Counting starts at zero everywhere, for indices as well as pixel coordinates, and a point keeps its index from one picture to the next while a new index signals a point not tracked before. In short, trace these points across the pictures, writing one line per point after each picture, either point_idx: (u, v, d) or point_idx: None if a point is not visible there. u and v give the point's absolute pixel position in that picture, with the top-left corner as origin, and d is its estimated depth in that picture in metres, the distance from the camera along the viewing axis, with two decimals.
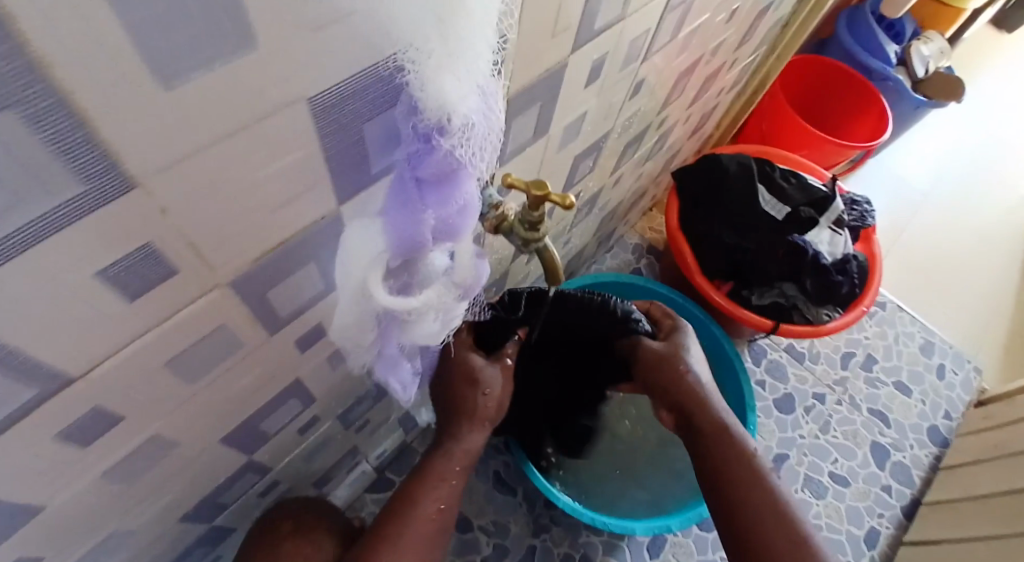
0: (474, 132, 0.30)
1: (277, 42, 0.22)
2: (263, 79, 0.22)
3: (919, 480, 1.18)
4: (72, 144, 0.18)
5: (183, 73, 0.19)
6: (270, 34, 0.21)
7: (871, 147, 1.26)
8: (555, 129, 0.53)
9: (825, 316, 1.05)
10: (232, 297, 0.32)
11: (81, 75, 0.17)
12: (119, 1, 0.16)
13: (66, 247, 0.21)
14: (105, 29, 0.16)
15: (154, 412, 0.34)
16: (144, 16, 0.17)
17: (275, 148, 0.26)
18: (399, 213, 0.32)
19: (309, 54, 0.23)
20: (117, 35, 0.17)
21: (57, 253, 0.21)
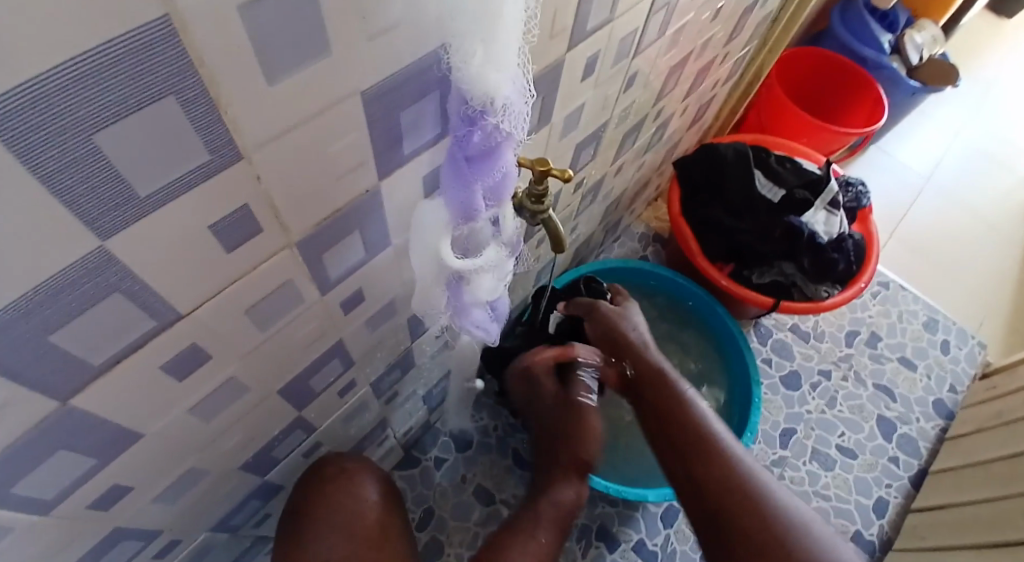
0: (512, 113, 0.36)
1: (343, 48, 0.29)
2: (332, 76, 0.30)
3: (926, 451, 1.22)
4: (206, 122, 0.26)
5: (279, 70, 0.27)
6: (339, 41, 0.28)
7: (868, 133, 1.31)
8: (557, 119, 0.60)
9: (824, 293, 1.10)
10: (297, 256, 0.39)
11: (219, 71, 0.24)
12: (247, 19, 0.23)
13: (192, 203, 0.29)
14: (238, 39, 0.24)
15: (233, 355, 0.42)
16: (260, 28, 0.24)
17: (337, 132, 0.34)
18: (457, 184, 0.40)
19: (366, 57, 0.31)
20: (244, 43, 0.24)
21: (186, 207, 0.29)
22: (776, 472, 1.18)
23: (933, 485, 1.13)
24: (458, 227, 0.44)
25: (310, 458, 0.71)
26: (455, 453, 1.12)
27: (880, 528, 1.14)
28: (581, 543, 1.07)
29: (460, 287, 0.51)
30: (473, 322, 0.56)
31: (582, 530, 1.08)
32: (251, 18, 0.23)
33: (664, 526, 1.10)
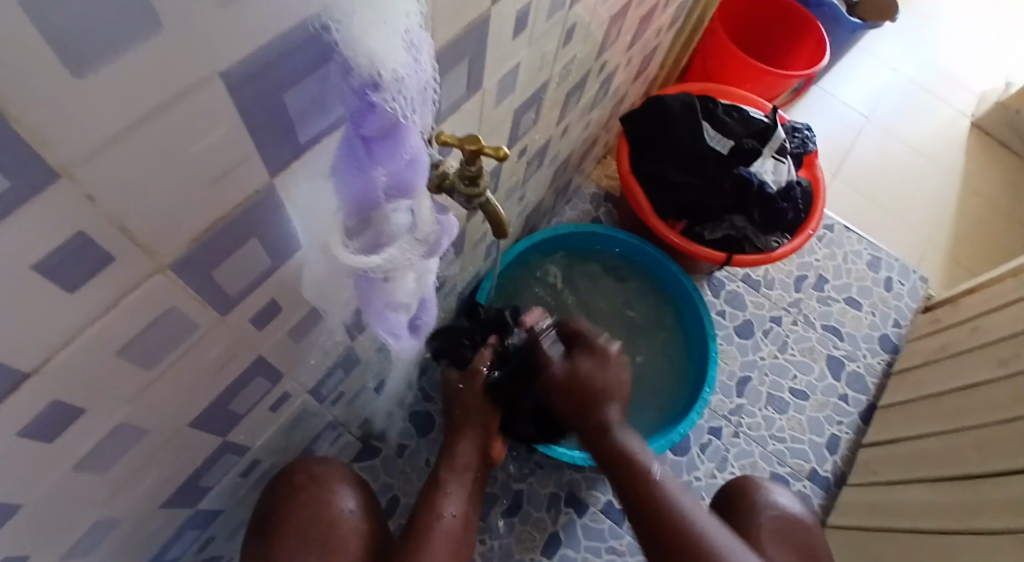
0: (407, 86, 0.30)
1: (185, 26, 0.22)
2: (174, 61, 0.23)
3: (873, 387, 1.27)
4: None
5: (92, 58, 0.19)
6: (176, 15, 0.21)
7: (811, 75, 1.29)
8: (490, 84, 0.54)
9: (774, 243, 1.09)
10: (177, 279, 0.32)
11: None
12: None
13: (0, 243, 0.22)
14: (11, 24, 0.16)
15: (119, 399, 0.35)
16: (46, 7, 0.17)
17: (198, 128, 0.26)
18: (351, 172, 0.33)
19: (221, 32, 0.24)
20: (25, 29, 0.17)
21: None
22: (733, 421, 1.20)
23: (883, 421, 1.19)
24: (355, 219, 0.37)
25: (249, 474, 0.65)
26: (416, 437, 1.07)
27: (833, 463, 1.19)
28: (551, 512, 1.06)
29: (370, 287, 0.43)
30: (392, 323, 0.49)
31: (551, 499, 1.07)
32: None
33: None
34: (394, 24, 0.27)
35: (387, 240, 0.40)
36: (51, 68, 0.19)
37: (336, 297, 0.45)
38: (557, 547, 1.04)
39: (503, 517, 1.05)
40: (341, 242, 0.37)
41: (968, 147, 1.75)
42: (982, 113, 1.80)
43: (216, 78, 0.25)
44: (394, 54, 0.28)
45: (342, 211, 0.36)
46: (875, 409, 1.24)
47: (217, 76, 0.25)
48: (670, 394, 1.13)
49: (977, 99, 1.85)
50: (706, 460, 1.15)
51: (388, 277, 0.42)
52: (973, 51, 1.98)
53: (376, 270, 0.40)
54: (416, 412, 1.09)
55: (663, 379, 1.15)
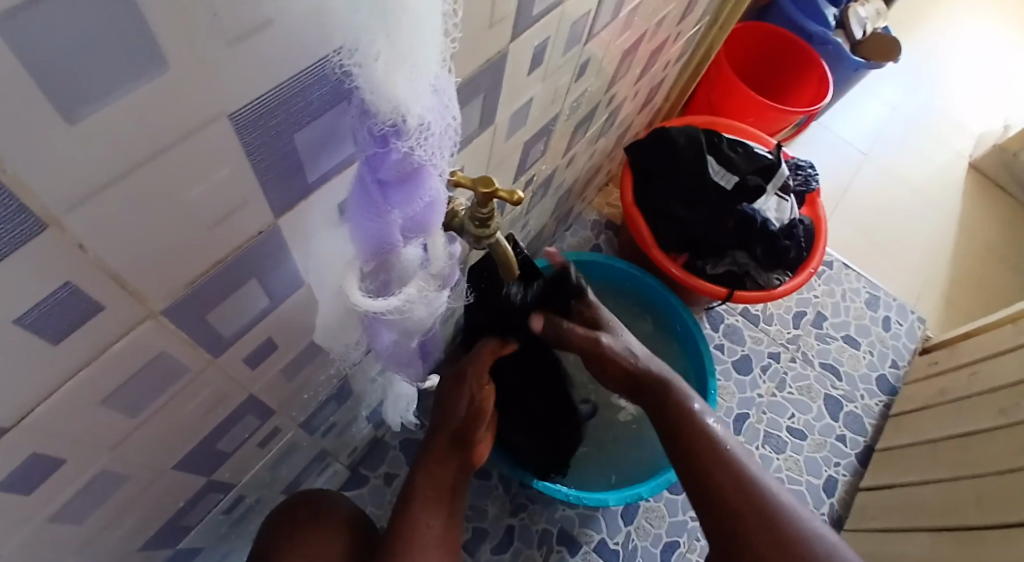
0: (432, 131, 0.28)
1: (186, 72, 0.20)
2: (178, 104, 0.21)
3: (870, 429, 1.26)
4: None
5: (87, 104, 0.18)
6: (180, 58, 0.19)
7: (812, 112, 1.29)
8: (502, 118, 0.52)
9: (775, 280, 1.09)
10: (168, 324, 0.30)
11: None
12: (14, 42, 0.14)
13: None
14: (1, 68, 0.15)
15: (99, 447, 0.33)
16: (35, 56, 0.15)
17: (199, 171, 0.24)
18: (366, 216, 0.32)
19: (229, 73, 0.22)
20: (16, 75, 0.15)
21: None
22: None
23: (880, 465, 1.17)
24: (371, 262, 0.36)
25: (232, 511, 0.62)
26: (406, 466, 1.03)
27: (830, 508, 1.16)
28: (542, 549, 1.02)
29: (380, 326, 0.42)
30: (402, 357, 0.47)
31: (542, 535, 1.03)
32: (23, 41, 0.15)
33: (624, 523, 1.06)
34: (428, 71, 0.25)
35: (398, 282, 0.39)
36: (43, 115, 0.17)
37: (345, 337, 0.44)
38: None
39: (493, 554, 1.01)
40: (356, 289, 0.36)
41: (964, 188, 1.77)
42: (979, 154, 1.82)
43: (222, 120, 0.23)
44: (422, 100, 0.26)
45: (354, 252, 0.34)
46: (874, 452, 1.22)
47: (223, 117, 0.23)
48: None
49: (973, 140, 1.87)
50: None
51: (404, 316, 0.40)
52: (971, 93, 2.01)
53: (390, 312, 0.38)
54: (408, 440, 1.05)
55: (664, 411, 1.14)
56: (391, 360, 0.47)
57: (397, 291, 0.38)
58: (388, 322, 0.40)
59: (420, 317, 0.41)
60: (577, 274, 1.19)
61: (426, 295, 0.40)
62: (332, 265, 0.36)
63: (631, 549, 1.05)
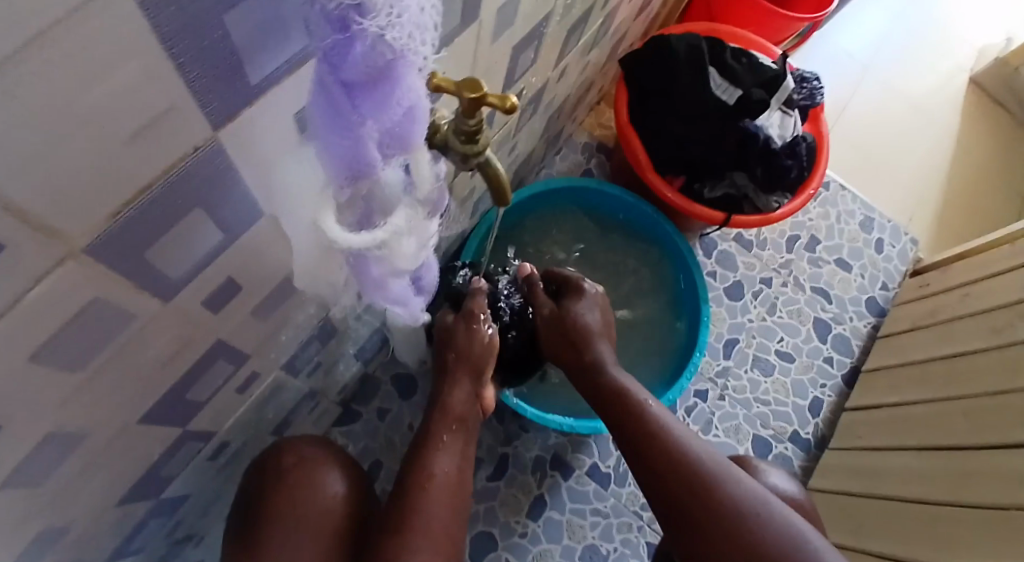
0: (405, 8, 0.22)
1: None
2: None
3: (858, 349, 1.27)
4: None
5: None
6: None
7: (817, 19, 1.20)
8: (488, 15, 0.45)
9: (774, 204, 1.03)
10: (97, 266, 0.25)
11: None
12: None
13: None
14: None
15: (40, 409, 0.29)
16: None
17: (98, 63, 0.18)
18: (332, 131, 0.26)
19: None
20: None
21: None
22: (719, 383, 1.18)
23: (866, 386, 1.18)
24: (347, 190, 0.30)
25: (218, 457, 0.59)
26: (398, 401, 1.02)
27: (814, 426, 1.19)
28: (536, 475, 1.04)
29: (367, 262, 0.37)
30: (391, 295, 0.43)
31: (536, 462, 1.05)
32: None
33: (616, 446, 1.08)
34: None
35: (381, 213, 0.34)
36: None
37: (328, 274, 0.40)
38: (543, 509, 1.02)
39: (488, 481, 1.02)
40: (332, 222, 0.31)
41: (963, 103, 1.70)
42: (980, 69, 1.74)
43: None
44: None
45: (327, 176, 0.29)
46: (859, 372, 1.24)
47: None
48: (660, 357, 1.10)
49: (974, 53, 1.79)
50: (691, 421, 1.14)
51: (389, 252, 0.36)
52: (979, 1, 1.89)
53: (376, 248, 0.34)
54: (399, 375, 1.04)
55: (651, 342, 1.12)
56: (381, 299, 0.43)
57: (381, 223, 0.34)
58: (377, 259, 0.36)
59: (410, 252, 0.38)
60: (567, 201, 1.14)
61: (413, 225, 0.36)
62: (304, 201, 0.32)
63: (623, 471, 1.07)
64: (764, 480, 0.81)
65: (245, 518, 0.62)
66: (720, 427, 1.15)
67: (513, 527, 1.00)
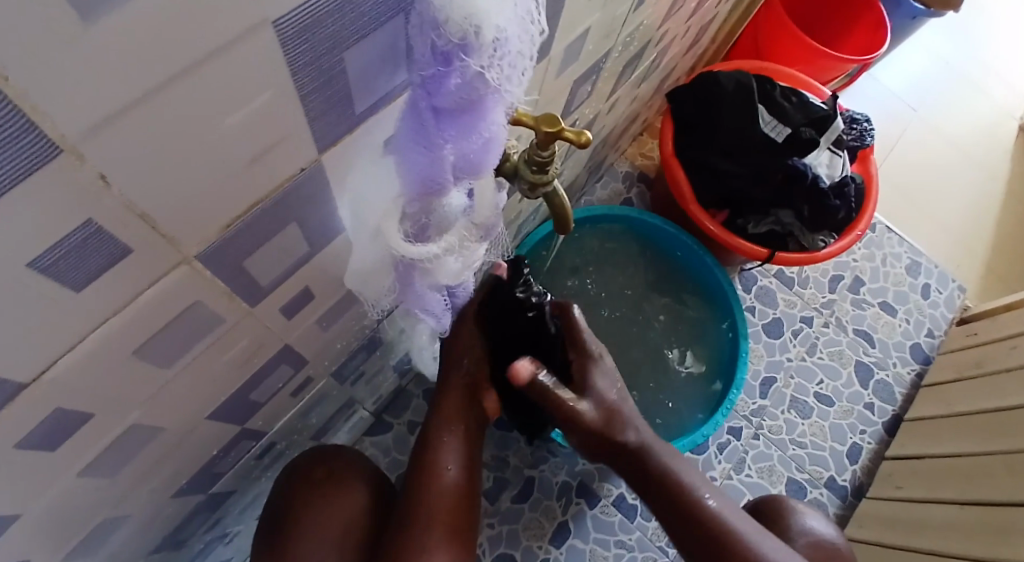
0: (506, 50, 0.24)
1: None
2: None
3: (900, 398, 1.23)
4: None
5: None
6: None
7: (868, 60, 1.18)
8: (556, 50, 0.47)
9: (819, 242, 1.03)
10: (202, 273, 0.27)
11: None
12: None
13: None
14: None
15: (132, 400, 0.31)
16: None
17: (236, 89, 0.20)
18: (415, 151, 0.28)
19: None
20: None
21: None
22: (754, 422, 1.16)
23: (908, 433, 1.14)
24: (416, 205, 0.32)
25: (264, 457, 0.61)
26: None
27: (852, 473, 1.15)
28: (561, 501, 1.03)
29: (412, 273, 0.38)
30: (427, 305, 0.44)
31: (562, 488, 1.04)
32: None
33: None
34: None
35: (437, 230, 0.35)
36: (49, 10, 0.13)
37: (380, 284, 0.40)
38: (566, 537, 1.01)
39: (513, 503, 1.02)
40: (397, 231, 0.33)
41: (1014, 150, 1.65)
42: None
43: (264, 30, 0.19)
44: (496, 6, 0.22)
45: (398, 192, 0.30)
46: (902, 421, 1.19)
47: (266, 25, 0.19)
48: (701, 392, 1.08)
49: None
50: (722, 460, 1.12)
51: (443, 264, 0.37)
52: None
53: (425, 260, 0.35)
54: (431, 390, 1.05)
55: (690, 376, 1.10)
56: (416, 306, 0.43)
57: (437, 238, 0.35)
58: (429, 272, 0.37)
59: (453, 268, 0.38)
60: (609, 228, 1.15)
61: (461, 245, 0.37)
62: (374, 208, 0.32)
63: (649, 505, 1.05)
64: (800, 521, 0.79)
65: (284, 522, 0.63)
66: (754, 467, 1.12)
67: (535, 553, 1.00)
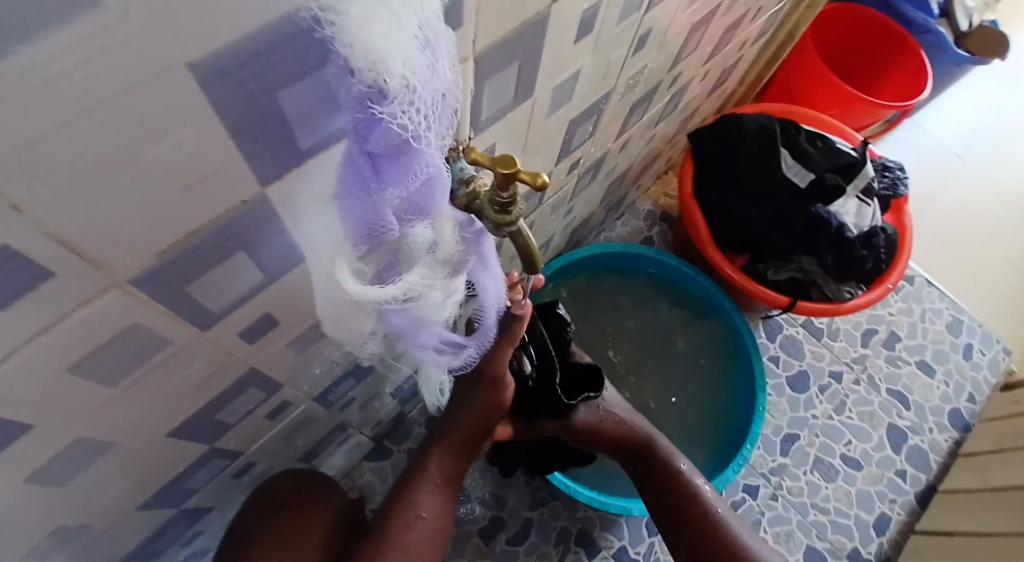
0: (422, 93, 0.24)
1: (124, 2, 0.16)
2: (118, 47, 0.17)
3: (935, 466, 1.13)
4: None
5: (3, 47, 0.15)
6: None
7: (907, 107, 1.14)
8: (543, 91, 0.47)
9: (846, 293, 0.98)
10: (139, 296, 0.28)
11: None
12: None
13: None
14: None
15: (76, 413, 0.31)
16: None
17: (154, 126, 0.21)
18: (356, 194, 0.28)
19: (178, 12, 0.18)
20: None
21: None
22: (773, 481, 1.09)
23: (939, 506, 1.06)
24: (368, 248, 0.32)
25: (242, 476, 0.61)
26: None
27: (879, 545, 1.06)
28: (559, 548, 0.99)
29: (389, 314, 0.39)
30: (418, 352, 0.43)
31: (560, 534, 1.00)
32: None
33: (648, 534, 1.01)
34: (403, 16, 0.22)
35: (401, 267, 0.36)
36: None
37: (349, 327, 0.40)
38: None
39: (508, 544, 0.99)
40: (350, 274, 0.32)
41: None
42: None
43: (178, 72, 0.20)
44: (403, 56, 0.22)
45: (347, 234, 0.31)
46: (935, 491, 1.10)
47: (179, 67, 0.20)
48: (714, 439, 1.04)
49: None
50: None
51: (423, 301, 0.38)
52: None
53: (390, 301, 0.35)
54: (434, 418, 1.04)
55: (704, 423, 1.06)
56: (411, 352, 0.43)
57: (401, 277, 0.35)
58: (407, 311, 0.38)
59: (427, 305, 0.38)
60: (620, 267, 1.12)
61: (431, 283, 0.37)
62: (321, 248, 0.32)
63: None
64: None
65: (258, 544, 0.63)
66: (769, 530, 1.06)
67: None
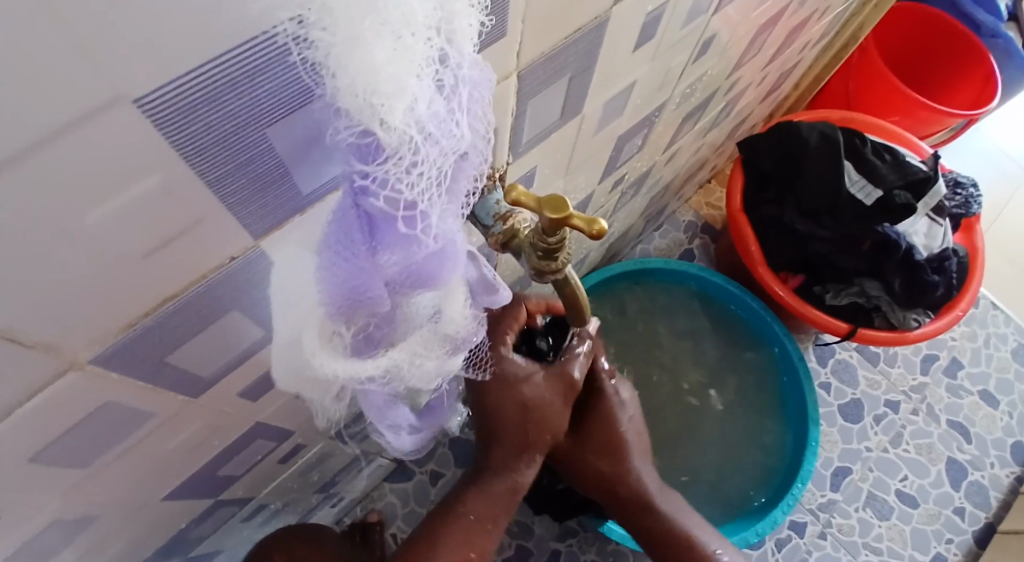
0: (435, 148, 0.19)
1: (25, 24, 0.11)
2: (28, 88, 0.12)
3: (996, 504, 1.03)
4: None
5: None
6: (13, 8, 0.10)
7: (975, 116, 1.04)
8: (591, 108, 0.41)
9: (913, 321, 0.88)
10: (109, 373, 0.23)
11: None
12: None
13: None
14: None
15: (46, 497, 0.26)
16: None
17: (105, 183, 0.16)
18: (336, 257, 0.22)
19: (120, 32, 0.12)
20: None
21: None
22: (821, 519, 1.00)
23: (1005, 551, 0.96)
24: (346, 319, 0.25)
25: (253, 516, 0.57)
26: (454, 468, 0.97)
27: None
28: None
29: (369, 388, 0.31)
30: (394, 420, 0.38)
31: None
32: None
33: None
34: (416, 41, 0.16)
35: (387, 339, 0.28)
36: None
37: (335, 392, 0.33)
38: None
39: None
40: (325, 348, 0.25)
41: None
42: None
43: (125, 110, 0.14)
44: (410, 100, 0.17)
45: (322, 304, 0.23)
46: (996, 533, 1.00)
47: (125, 103, 0.14)
48: (766, 467, 0.96)
49: None
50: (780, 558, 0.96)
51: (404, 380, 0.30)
52: None
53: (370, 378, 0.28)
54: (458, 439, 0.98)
55: (752, 447, 0.98)
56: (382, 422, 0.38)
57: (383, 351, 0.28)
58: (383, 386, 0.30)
59: (417, 381, 0.30)
60: (662, 283, 1.05)
61: (421, 362, 0.29)
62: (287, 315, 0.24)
63: None
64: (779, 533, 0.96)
65: None
66: None
67: None
